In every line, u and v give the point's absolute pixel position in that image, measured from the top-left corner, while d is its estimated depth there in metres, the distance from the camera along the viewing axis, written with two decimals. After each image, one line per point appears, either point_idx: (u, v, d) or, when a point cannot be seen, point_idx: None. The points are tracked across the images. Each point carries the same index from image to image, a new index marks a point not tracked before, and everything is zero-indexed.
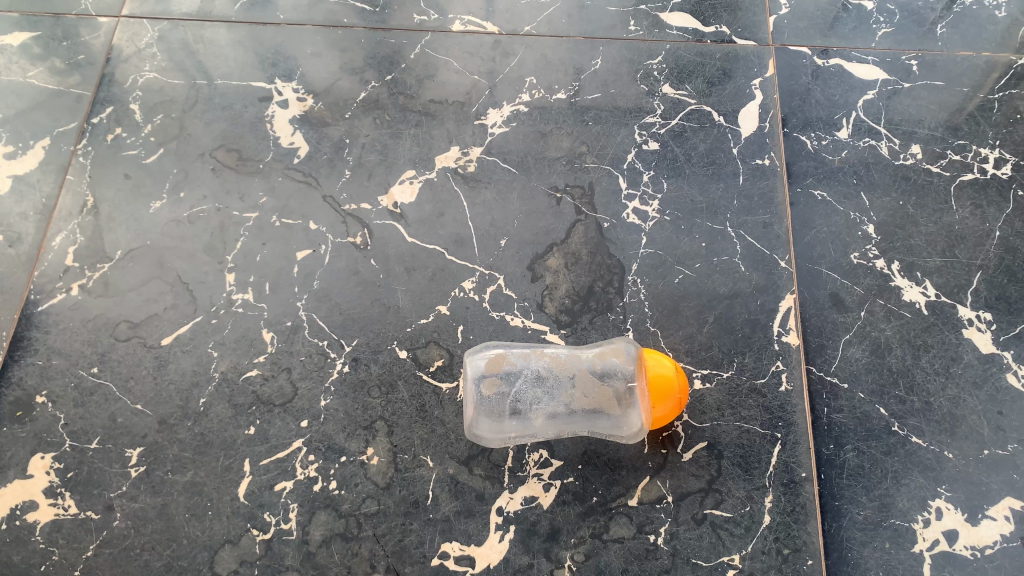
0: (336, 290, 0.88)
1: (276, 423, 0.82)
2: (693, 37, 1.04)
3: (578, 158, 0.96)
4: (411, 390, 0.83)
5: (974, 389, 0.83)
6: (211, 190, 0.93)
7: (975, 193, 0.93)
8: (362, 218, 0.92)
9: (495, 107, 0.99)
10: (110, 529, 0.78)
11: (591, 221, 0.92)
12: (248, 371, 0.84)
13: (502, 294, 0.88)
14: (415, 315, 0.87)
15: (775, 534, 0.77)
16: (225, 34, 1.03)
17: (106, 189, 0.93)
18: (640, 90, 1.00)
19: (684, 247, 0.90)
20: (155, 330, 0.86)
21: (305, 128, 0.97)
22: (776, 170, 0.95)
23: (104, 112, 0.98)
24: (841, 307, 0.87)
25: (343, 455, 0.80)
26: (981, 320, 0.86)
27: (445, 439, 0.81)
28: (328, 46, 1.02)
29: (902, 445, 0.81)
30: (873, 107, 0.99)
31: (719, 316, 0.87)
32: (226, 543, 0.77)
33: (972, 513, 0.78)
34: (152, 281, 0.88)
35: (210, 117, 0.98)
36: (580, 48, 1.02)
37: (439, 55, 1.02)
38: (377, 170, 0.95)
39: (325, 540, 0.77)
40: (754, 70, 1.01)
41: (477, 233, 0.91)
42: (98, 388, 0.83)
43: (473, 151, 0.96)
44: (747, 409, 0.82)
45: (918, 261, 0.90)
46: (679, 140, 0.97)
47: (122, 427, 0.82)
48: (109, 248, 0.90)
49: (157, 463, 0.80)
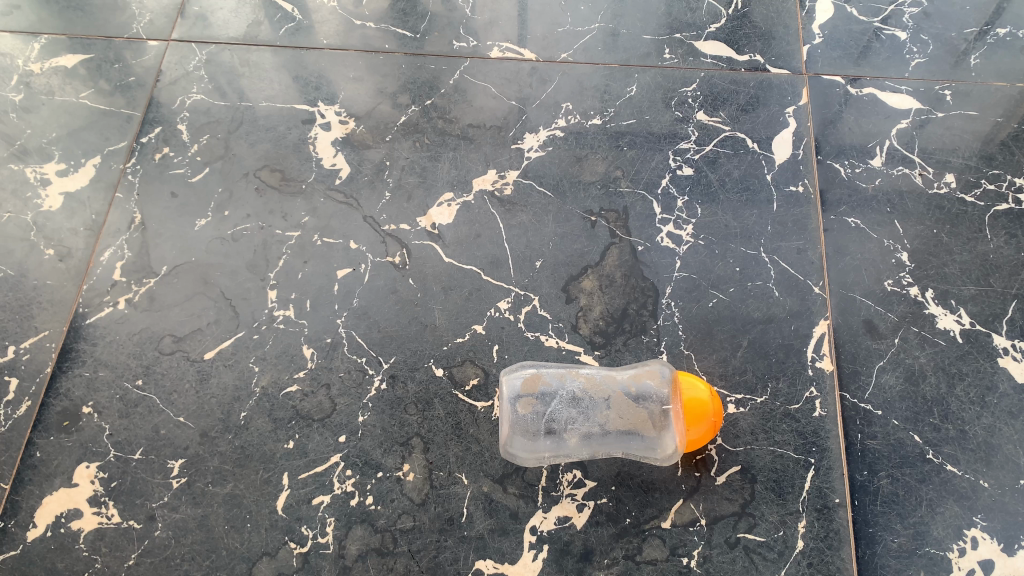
0: (375, 309, 0.90)
1: (314, 437, 0.83)
2: (726, 65, 1.05)
3: (612, 182, 0.97)
4: (447, 409, 0.84)
5: (1010, 418, 0.83)
6: (255, 209, 0.96)
7: (1010, 222, 0.93)
8: (400, 238, 0.94)
9: (532, 132, 1.01)
10: (152, 538, 0.79)
11: (626, 244, 0.93)
12: (288, 386, 0.86)
13: (537, 314, 0.89)
14: (451, 334, 0.88)
15: (808, 559, 0.77)
16: (270, 59, 1.06)
17: (152, 207, 0.96)
18: (673, 116, 1.01)
19: (717, 271, 0.91)
20: (198, 344, 0.88)
21: (346, 150, 1.00)
22: (809, 197, 0.96)
23: (153, 132, 1.01)
24: (875, 335, 0.87)
25: (380, 470, 0.81)
26: (1016, 349, 0.86)
27: (480, 457, 0.82)
28: (369, 71, 1.05)
29: (936, 473, 0.81)
30: (907, 136, 0.99)
31: (752, 340, 0.87)
32: (264, 555, 0.78)
33: (1008, 543, 0.77)
34: (196, 296, 0.91)
35: (254, 138, 1.01)
36: (615, 75, 1.04)
37: (477, 80, 1.04)
38: (415, 191, 0.97)
39: (361, 554, 0.78)
40: (788, 98, 1.02)
41: (513, 255, 0.93)
42: (142, 401, 0.85)
43: (509, 174, 0.98)
44: (781, 434, 0.82)
45: (953, 289, 0.90)
46: (713, 166, 0.98)
47: (164, 439, 0.84)
48: (155, 263, 0.93)
49: (198, 475, 0.82)
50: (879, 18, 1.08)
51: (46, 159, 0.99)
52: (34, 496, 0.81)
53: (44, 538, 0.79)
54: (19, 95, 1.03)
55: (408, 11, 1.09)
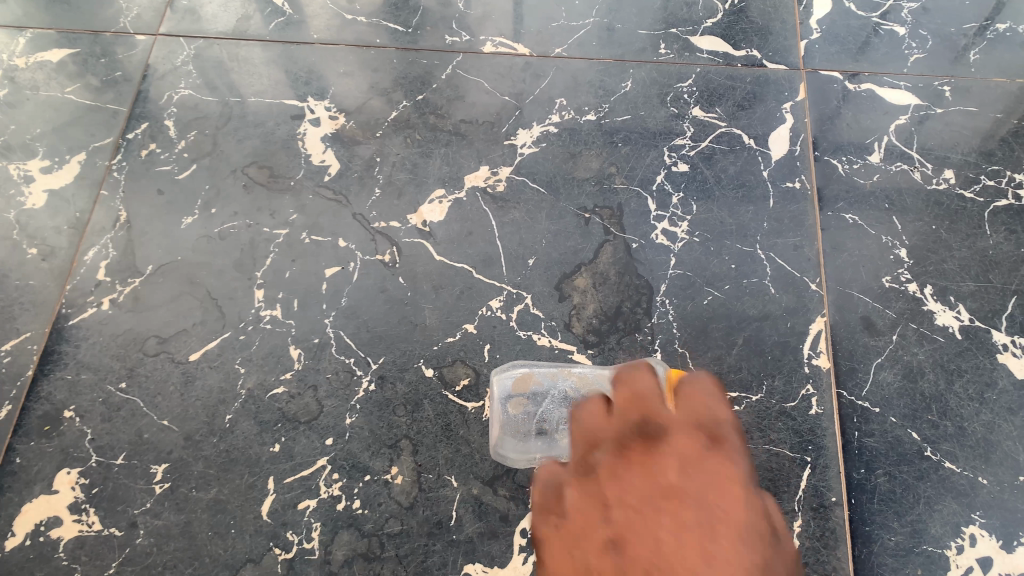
0: (364, 307, 0.88)
1: (300, 441, 0.82)
2: (723, 60, 1.03)
3: (606, 179, 0.95)
4: (437, 409, 0.83)
5: (1009, 415, 0.82)
6: (242, 207, 0.94)
7: (1009, 218, 0.92)
8: (390, 236, 0.92)
9: (525, 127, 0.99)
10: (133, 547, 0.78)
11: (620, 241, 0.91)
12: (274, 388, 0.84)
13: (530, 313, 0.87)
14: (441, 333, 0.86)
15: (804, 559, 0.76)
16: (259, 53, 1.04)
17: (138, 205, 0.94)
18: (669, 112, 1.00)
19: (713, 268, 0.90)
20: (183, 346, 0.87)
21: (336, 146, 0.98)
22: (806, 193, 0.94)
23: (139, 129, 0.99)
24: (873, 331, 0.86)
25: (368, 473, 0.80)
26: (1016, 345, 0.85)
27: (470, 459, 0.80)
28: (360, 67, 1.03)
29: (934, 470, 0.79)
30: (905, 132, 0.98)
31: (748, 338, 0.86)
32: (248, 562, 0.77)
33: (1007, 540, 0.76)
34: (182, 296, 0.89)
35: (242, 134, 0.99)
36: (610, 71, 1.02)
37: (470, 76, 1.02)
38: (406, 188, 0.95)
39: (347, 560, 0.76)
40: (785, 94, 1.01)
41: (505, 252, 0.91)
42: (125, 404, 0.84)
43: (502, 170, 0.96)
44: (776, 432, 0.81)
45: (952, 285, 0.88)
46: (709, 162, 0.96)
47: (148, 443, 0.82)
48: (140, 263, 0.91)
49: (182, 480, 0.80)
50: (878, 13, 1.06)
51: (30, 157, 0.97)
52: (14, 504, 0.79)
53: (24, 546, 0.77)
54: (4, 91, 1.01)
55: (399, 6, 1.08)
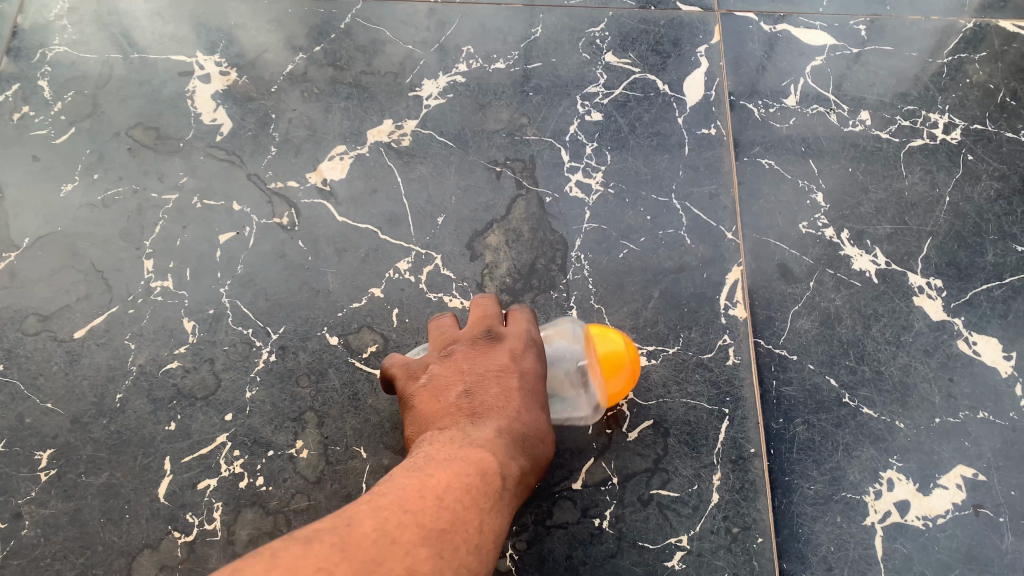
0: (262, 275, 0.83)
1: (197, 417, 0.77)
2: (637, 3, 0.99)
3: (518, 130, 0.91)
4: (343, 378, 0.78)
5: (925, 357, 0.81)
6: (127, 172, 0.87)
7: (925, 158, 0.91)
8: (288, 197, 0.87)
9: (430, 78, 0.94)
10: (18, 539, 0.72)
11: (533, 195, 0.88)
12: (167, 363, 0.79)
13: (440, 274, 0.83)
14: (346, 299, 0.82)
15: (724, 512, 0.74)
16: (142, 5, 0.96)
17: (11, 174, 0.87)
18: (581, 59, 0.95)
19: (628, 220, 0.87)
20: (66, 323, 0.81)
21: (228, 103, 0.91)
22: (722, 139, 0.91)
23: (10, 91, 0.91)
24: (790, 279, 0.84)
25: (270, 448, 0.75)
26: (931, 287, 0.84)
27: (380, 428, 0.76)
28: (252, 17, 0.96)
29: (852, 417, 0.78)
30: (821, 74, 0.95)
31: (665, 291, 0.83)
32: (145, 547, 0.72)
33: (923, 483, 0.76)
34: (63, 270, 0.83)
35: (125, 94, 0.92)
36: (519, 16, 0.97)
37: (371, 24, 0.96)
38: (304, 145, 0.89)
39: (251, 539, 0.72)
40: (699, 37, 0.97)
41: (412, 211, 0.86)
42: (4, 388, 0.78)
43: (407, 124, 0.91)
44: (694, 385, 0.79)
45: (868, 229, 0.87)
46: (623, 110, 0.93)
47: (30, 428, 0.76)
48: (15, 235, 0.84)
49: (69, 466, 0.75)
50: None
51: None
52: None
53: None
54: None
55: None
